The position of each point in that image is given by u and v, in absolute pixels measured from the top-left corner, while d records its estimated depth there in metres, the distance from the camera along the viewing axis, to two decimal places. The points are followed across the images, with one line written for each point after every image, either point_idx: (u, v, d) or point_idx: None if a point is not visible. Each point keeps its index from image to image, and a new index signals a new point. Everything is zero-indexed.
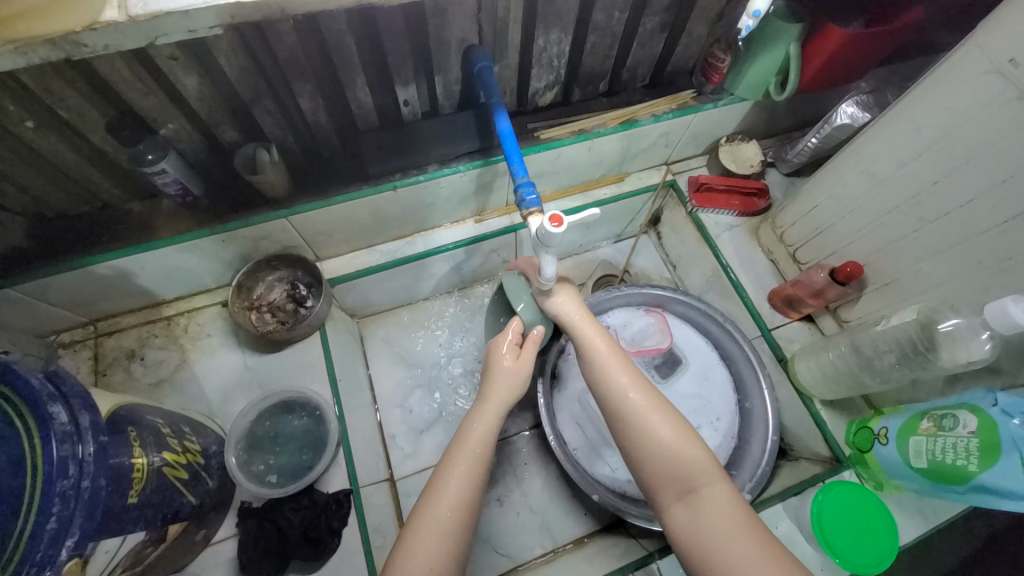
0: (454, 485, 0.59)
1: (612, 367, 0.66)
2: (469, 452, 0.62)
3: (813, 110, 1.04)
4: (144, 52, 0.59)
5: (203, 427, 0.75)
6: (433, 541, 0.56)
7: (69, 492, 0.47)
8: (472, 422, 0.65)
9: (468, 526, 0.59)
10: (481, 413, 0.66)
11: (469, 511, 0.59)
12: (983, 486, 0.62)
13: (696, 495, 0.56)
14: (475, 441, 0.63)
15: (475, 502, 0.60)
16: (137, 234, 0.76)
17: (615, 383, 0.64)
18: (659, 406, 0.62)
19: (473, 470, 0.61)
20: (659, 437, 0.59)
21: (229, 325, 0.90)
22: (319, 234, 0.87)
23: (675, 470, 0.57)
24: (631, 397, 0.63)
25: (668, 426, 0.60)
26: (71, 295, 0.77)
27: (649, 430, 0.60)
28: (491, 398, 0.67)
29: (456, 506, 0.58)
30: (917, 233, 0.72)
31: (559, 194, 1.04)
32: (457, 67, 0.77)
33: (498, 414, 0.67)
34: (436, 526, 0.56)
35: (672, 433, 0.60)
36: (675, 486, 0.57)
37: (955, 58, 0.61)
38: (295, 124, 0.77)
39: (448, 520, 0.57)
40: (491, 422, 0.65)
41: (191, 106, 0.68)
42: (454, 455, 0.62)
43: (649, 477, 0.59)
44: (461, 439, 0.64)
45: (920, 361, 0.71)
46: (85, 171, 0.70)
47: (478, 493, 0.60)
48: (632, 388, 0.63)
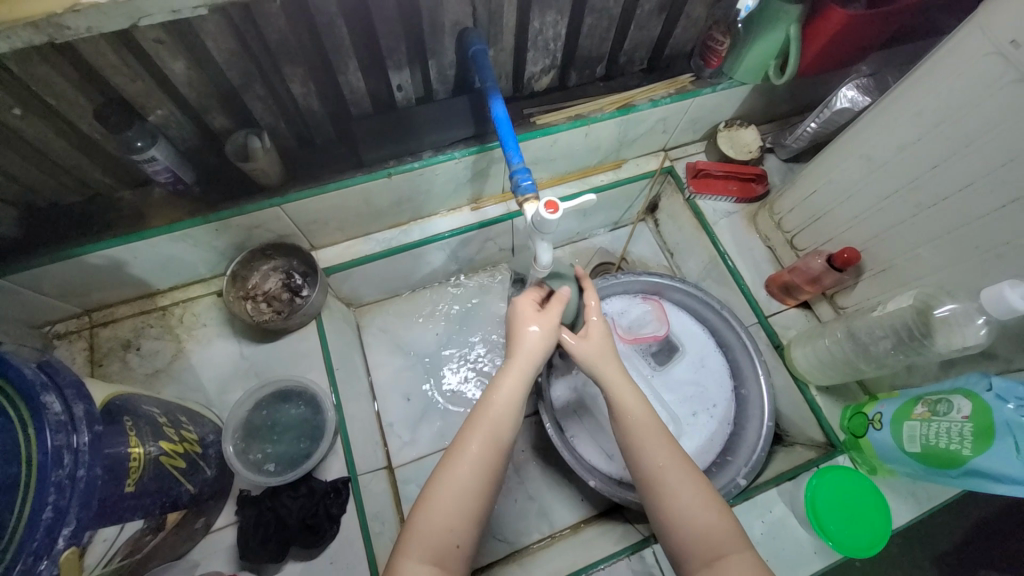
0: (477, 445, 0.59)
1: (644, 425, 0.65)
2: (492, 413, 0.61)
3: (813, 94, 1.03)
4: (129, 36, 0.58)
5: (200, 416, 0.74)
6: (450, 502, 0.56)
7: (64, 481, 0.47)
8: (498, 382, 0.63)
9: (489, 486, 0.58)
10: (507, 373, 0.64)
11: (491, 473, 0.59)
12: (976, 470, 0.63)
13: (723, 563, 0.55)
14: (500, 402, 0.62)
15: (497, 463, 0.59)
16: (128, 223, 0.75)
17: (645, 442, 0.63)
18: (691, 474, 0.61)
19: (495, 433, 0.60)
20: (689, 509, 0.59)
21: (225, 314, 0.90)
22: (314, 223, 0.86)
23: (703, 538, 0.57)
24: (662, 462, 0.62)
25: (699, 496, 0.59)
26: (64, 285, 0.76)
27: (680, 498, 0.59)
28: (517, 361, 0.65)
29: (479, 467, 0.58)
30: (915, 219, 0.72)
31: (556, 180, 1.03)
32: (451, 51, 0.76)
33: (523, 376, 0.64)
34: (456, 485, 0.56)
35: (703, 503, 0.59)
36: (703, 554, 0.56)
37: (958, 40, 0.60)
38: (287, 110, 0.76)
39: (468, 478, 0.57)
40: (517, 382, 0.63)
41: (180, 92, 0.66)
42: (478, 416, 0.61)
43: (676, 539, 0.58)
44: (485, 400, 0.62)
45: (916, 346, 0.71)
46: (74, 160, 0.69)
47: (500, 457, 0.60)
48: (663, 453, 0.63)
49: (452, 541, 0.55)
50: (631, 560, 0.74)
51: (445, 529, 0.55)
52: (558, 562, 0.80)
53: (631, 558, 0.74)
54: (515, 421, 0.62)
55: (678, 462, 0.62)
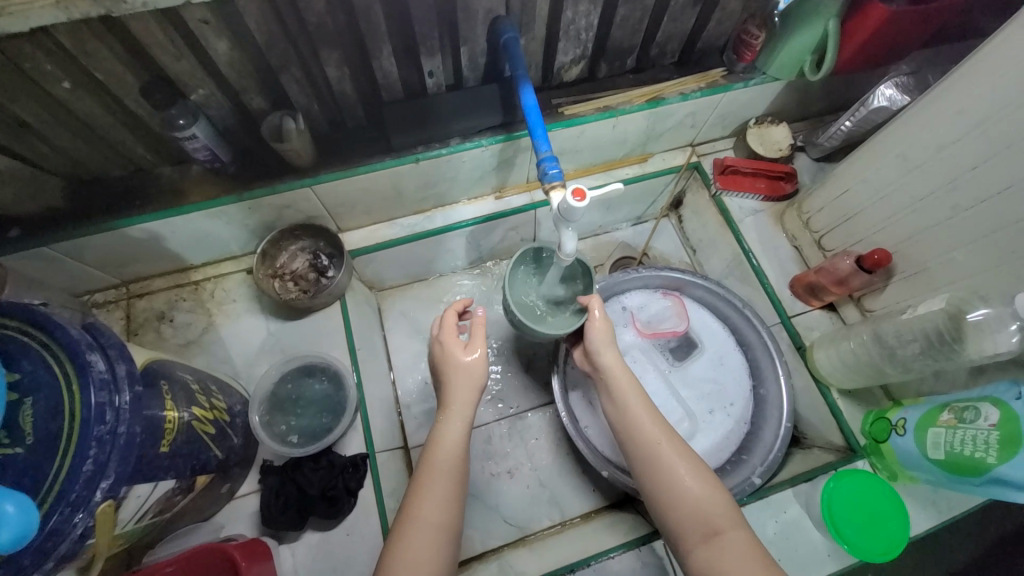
0: (437, 489, 0.61)
1: (639, 406, 0.69)
2: (444, 459, 0.64)
3: (849, 92, 1.00)
4: (177, 15, 0.60)
5: (228, 387, 0.77)
6: (427, 539, 0.58)
7: (105, 436, 0.50)
8: (442, 428, 0.66)
9: (453, 524, 0.61)
10: (449, 420, 0.67)
11: (452, 514, 0.61)
12: (1001, 479, 0.61)
13: (717, 538, 0.59)
14: (449, 446, 0.65)
15: (456, 505, 0.62)
16: (167, 198, 0.78)
17: (640, 424, 0.68)
18: (683, 453, 0.65)
19: (451, 476, 0.63)
20: (681, 486, 0.63)
21: (254, 292, 0.93)
22: (342, 205, 0.88)
23: (695, 513, 0.61)
24: (658, 442, 0.66)
25: (693, 475, 0.63)
26: (105, 256, 0.80)
27: (673, 474, 0.63)
28: (454, 405, 0.67)
29: (439, 515, 0.60)
30: (951, 220, 0.70)
31: (580, 172, 1.03)
32: (483, 38, 0.76)
33: (465, 417, 0.67)
34: (424, 527, 0.59)
35: (696, 480, 0.63)
36: (700, 530, 0.60)
37: (1003, 36, 0.58)
38: (321, 94, 0.77)
39: (434, 520, 0.60)
40: (460, 426, 0.66)
41: (221, 72, 0.68)
42: (432, 462, 0.64)
43: (671, 515, 0.62)
44: (433, 446, 0.65)
45: (946, 351, 0.69)
46: (119, 136, 0.72)
47: (459, 496, 0.63)
48: (657, 433, 0.67)
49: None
50: (642, 551, 0.75)
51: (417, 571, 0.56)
52: (568, 549, 0.81)
53: (641, 550, 0.75)
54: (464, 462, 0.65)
55: (671, 441, 0.66)
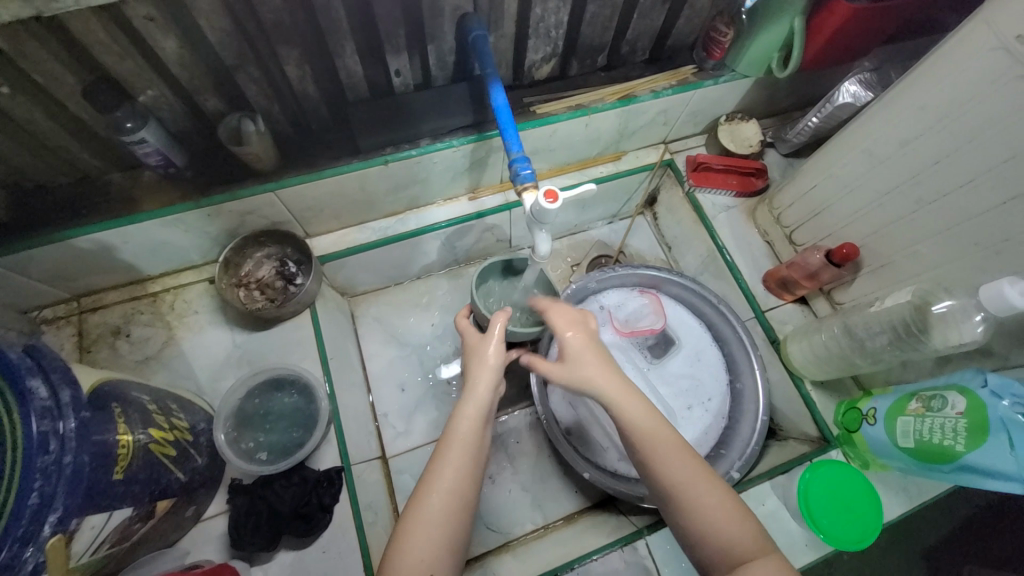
0: (448, 479, 0.57)
1: (651, 428, 0.59)
2: (459, 446, 0.59)
3: (815, 88, 1.02)
4: (119, 12, 0.56)
5: (191, 404, 0.73)
6: (429, 537, 0.54)
7: (51, 467, 0.46)
8: (460, 413, 0.61)
9: (463, 517, 0.56)
10: (470, 400, 0.62)
11: (463, 505, 0.57)
12: (968, 465, 0.63)
13: (742, 568, 0.51)
14: (465, 434, 0.60)
15: (468, 496, 0.57)
16: (118, 207, 0.73)
17: (652, 445, 0.58)
18: (702, 476, 0.57)
19: (464, 466, 0.58)
20: (704, 514, 0.55)
21: (218, 302, 0.89)
22: (308, 210, 0.85)
23: (718, 539, 0.53)
24: (675, 469, 0.57)
25: (711, 497, 0.55)
26: (52, 270, 0.75)
27: (691, 501, 0.55)
28: (477, 388, 0.63)
29: (449, 501, 0.56)
30: (915, 214, 0.72)
31: (555, 171, 1.02)
32: (451, 36, 0.74)
33: (488, 404, 0.63)
34: (429, 522, 0.54)
35: (716, 504, 0.55)
36: (725, 560, 0.52)
37: (962, 34, 0.59)
38: (282, 94, 0.74)
39: (442, 513, 0.55)
40: (480, 409, 0.62)
41: (171, 72, 0.64)
42: (446, 449, 0.59)
43: (694, 545, 0.55)
44: (452, 431, 0.60)
45: (912, 342, 0.71)
46: (62, 141, 0.68)
47: (471, 486, 0.58)
48: (672, 456, 0.58)
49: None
50: (625, 552, 0.74)
51: (420, 568, 0.52)
52: (551, 554, 0.80)
53: (625, 549, 0.74)
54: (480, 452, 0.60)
55: (686, 461, 0.58)
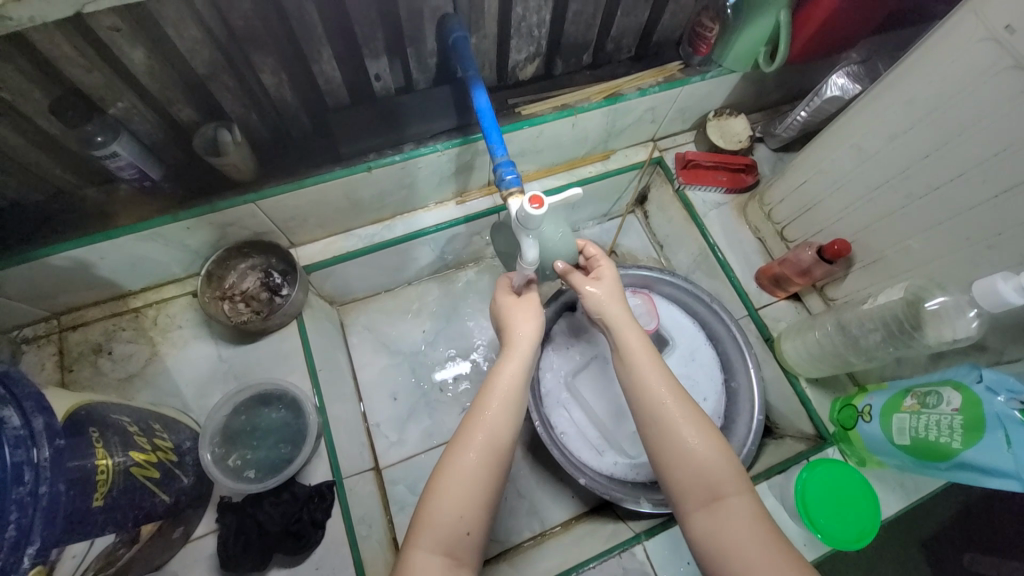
0: (483, 433, 0.59)
1: (649, 374, 0.64)
2: (496, 401, 0.61)
3: (803, 82, 1.01)
4: (83, 23, 0.54)
5: (176, 423, 0.72)
6: (461, 488, 0.55)
7: (25, 499, 0.45)
8: (500, 370, 0.64)
9: (500, 470, 0.58)
10: (510, 360, 0.65)
11: (501, 459, 0.58)
12: (965, 462, 0.62)
13: (721, 503, 0.55)
14: (504, 388, 0.62)
15: (505, 452, 0.59)
16: (93, 223, 0.71)
17: (647, 388, 0.63)
18: (696, 419, 0.60)
19: (499, 417, 0.60)
20: (692, 454, 0.58)
21: (202, 316, 0.87)
22: (292, 220, 0.83)
23: (706, 478, 0.56)
24: (668, 410, 0.61)
25: (701, 439, 0.59)
26: (28, 289, 0.73)
27: (678, 438, 0.59)
28: (517, 347, 0.66)
29: (485, 454, 0.58)
30: (906, 209, 0.71)
31: (543, 172, 1.01)
32: (431, 38, 0.72)
33: (526, 363, 0.66)
34: (461, 474, 0.56)
35: (711, 450, 0.58)
36: (700, 495, 0.56)
37: (949, 26, 0.58)
38: (259, 103, 0.72)
39: (477, 465, 0.57)
40: (519, 371, 0.64)
41: (142, 83, 0.63)
42: (483, 402, 0.61)
43: (677, 481, 0.58)
44: (490, 385, 0.63)
45: (906, 338, 0.70)
46: (32, 157, 0.66)
47: (507, 443, 0.60)
48: (669, 399, 0.61)
49: (464, 529, 0.54)
50: (623, 558, 0.73)
51: (455, 517, 0.54)
52: (549, 561, 0.79)
53: (622, 556, 0.73)
54: (519, 406, 0.63)
55: (682, 405, 0.61)
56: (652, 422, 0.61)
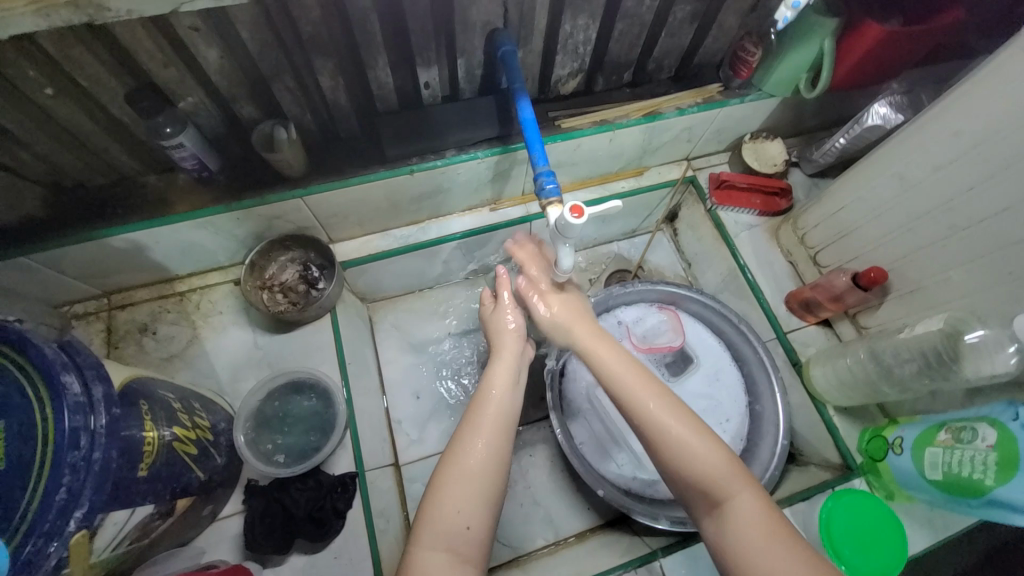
0: (483, 432, 0.60)
1: (632, 379, 0.63)
2: (492, 404, 0.63)
3: (843, 109, 1.01)
4: (166, 22, 0.58)
5: (213, 404, 0.75)
6: (461, 485, 0.56)
7: (80, 463, 0.47)
8: (491, 373, 0.66)
9: (500, 469, 0.59)
10: (501, 362, 0.68)
11: (500, 455, 0.59)
12: (999, 501, 0.61)
13: (726, 505, 0.54)
14: (495, 392, 0.64)
15: (502, 446, 0.60)
16: (151, 208, 0.76)
17: (629, 386, 0.62)
18: (686, 417, 0.59)
19: (499, 416, 0.62)
20: (687, 450, 0.57)
21: (242, 304, 0.90)
22: (334, 216, 0.86)
23: (705, 481, 0.56)
24: (654, 410, 0.60)
25: (691, 431, 0.58)
26: (85, 266, 0.77)
27: (671, 436, 0.58)
28: (504, 350, 0.69)
29: (484, 454, 0.58)
30: (947, 240, 0.70)
31: (576, 185, 1.03)
32: (481, 50, 0.75)
33: (513, 365, 0.68)
34: (465, 471, 0.57)
35: (704, 444, 0.57)
36: (705, 498, 0.56)
37: (1000, 60, 0.58)
38: (314, 103, 0.76)
39: (476, 465, 0.58)
40: (508, 371, 0.66)
41: (211, 80, 0.67)
42: (478, 405, 0.63)
43: (680, 486, 0.58)
44: (481, 392, 0.65)
45: (942, 370, 0.69)
46: (103, 143, 0.70)
47: (506, 442, 0.61)
48: (654, 400, 0.60)
49: (466, 524, 0.55)
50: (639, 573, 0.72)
51: (457, 512, 0.55)
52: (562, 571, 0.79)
53: (638, 571, 0.72)
54: (514, 402, 0.65)
55: (666, 401, 0.60)
56: (642, 430, 0.60)
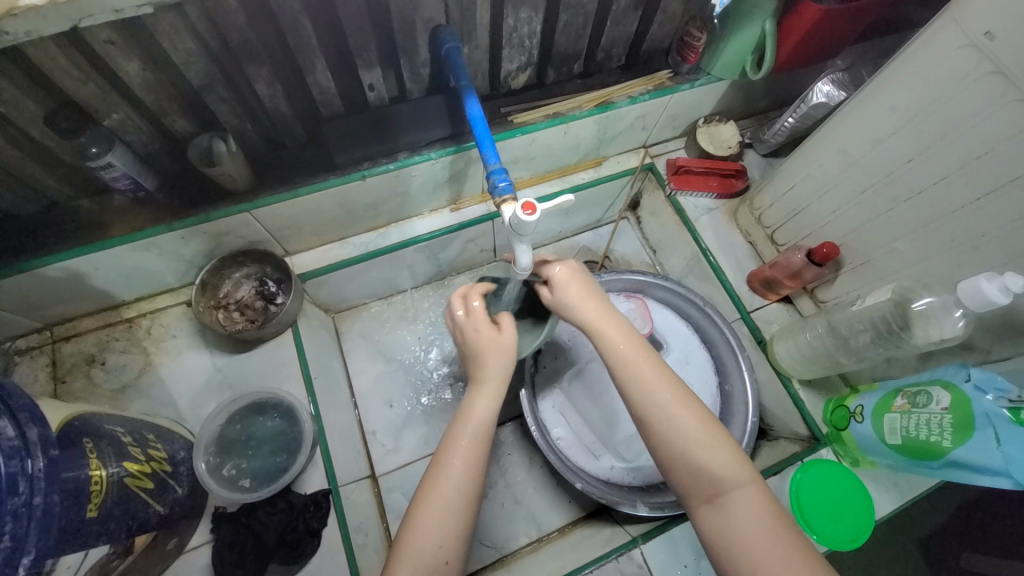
0: (459, 464, 0.58)
1: (635, 361, 0.61)
2: (468, 431, 0.60)
3: (790, 88, 1.03)
4: (79, 37, 0.54)
5: (170, 433, 0.72)
6: (437, 521, 0.55)
7: (20, 510, 0.44)
8: (472, 399, 0.62)
9: (475, 499, 0.58)
10: (481, 387, 0.63)
11: (475, 485, 0.58)
12: (956, 461, 0.63)
13: (726, 498, 0.54)
14: (476, 422, 0.60)
15: (478, 477, 0.59)
16: (87, 233, 0.72)
17: (634, 369, 0.61)
18: (696, 411, 0.59)
19: (475, 444, 0.59)
20: (691, 443, 0.57)
21: (196, 325, 0.87)
22: (286, 228, 0.83)
23: (705, 473, 0.55)
24: (659, 399, 0.59)
25: (699, 426, 0.57)
26: (20, 300, 0.72)
27: (678, 430, 0.57)
28: (490, 376, 0.63)
29: (462, 488, 0.57)
30: (891, 212, 0.72)
31: (536, 179, 1.02)
32: (424, 49, 0.73)
33: (496, 391, 0.64)
34: (438, 505, 0.56)
35: (707, 437, 0.57)
36: (705, 490, 0.55)
37: (930, 32, 0.60)
38: (254, 112, 0.73)
39: (455, 500, 0.56)
40: (490, 397, 0.62)
41: (137, 95, 0.63)
42: (455, 434, 0.60)
43: (678, 479, 0.57)
44: (462, 418, 0.61)
45: (895, 339, 0.71)
46: (27, 169, 0.66)
47: (482, 472, 0.59)
48: (661, 388, 0.59)
49: (443, 559, 0.54)
50: (620, 562, 0.73)
51: (435, 547, 0.54)
52: (547, 567, 0.79)
53: (619, 560, 0.73)
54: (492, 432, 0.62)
55: (678, 396, 0.59)
56: (646, 422, 0.59)
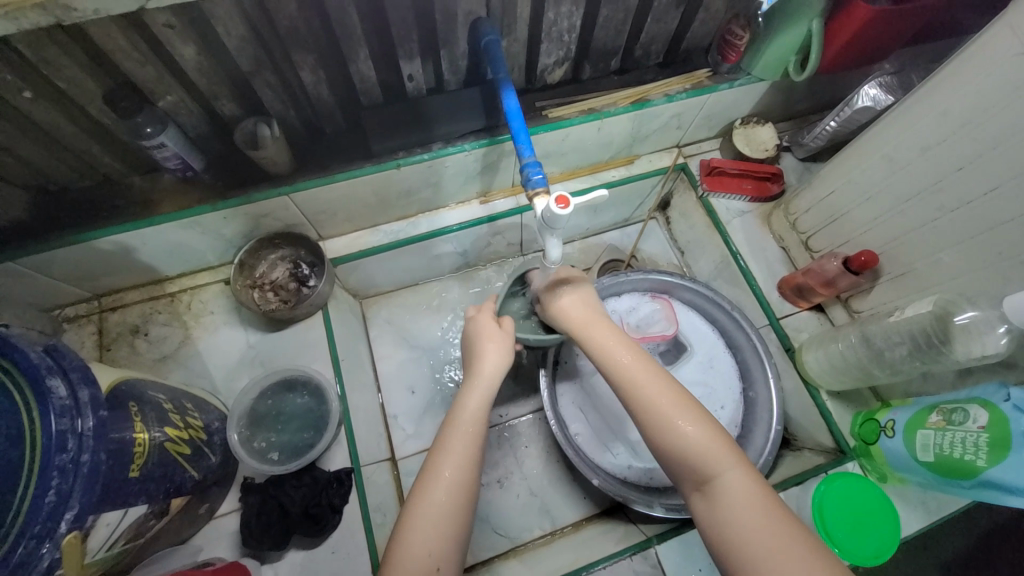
0: (450, 466, 0.57)
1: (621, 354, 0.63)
2: (460, 433, 0.59)
3: (834, 91, 1.00)
4: (140, 20, 0.57)
5: (205, 404, 0.75)
6: (430, 523, 0.54)
7: (68, 466, 0.46)
8: (462, 401, 0.62)
9: (467, 503, 0.57)
10: (473, 389, 0.63)
11: (467, 489, 0.57)
12: (991, 482, 0.61)
13: (711, 485, 0.53)
14: (466, 423, 0.60)
15: (471, 480, 0.58)
16: (137, 209, 0.75)
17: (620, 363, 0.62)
18: (675, 398, 0.58)
19: (466, 447, 0.59)
20: (673, 429, 0.56)
21: (233, 303, 0.90)
22: (321, 213, 0.86)
23: (689, 460, 0.55)
24: (645, 389, 0.59)
25: (681, 412, 0.57)
26: (73, 270, 0.77)
27: (662, 418, 0.57)
28: (481, 378, 0.64)
29: (453, 490, 0.56)
30: (937, 222, 0.70)
31: (566, 175, 1.02)
32: (464, 41, 0.74)
33: (489, 392, 0.64)
34: (431, 507, 0.55)
35: (689, 422, 0.56)
36: (693, 477, 0.55)
37: (987, 36, 0.57)
38: (297, 98, 0.75)
39: (447, 503, 0.55)
40: (482, 399, 0.62)
41: (190, 78, 0.66)
42: (447, 434, 0.60)
43: (667, 467, 0.57)
44: (453, 417, 0.61)
45: (933, 353, 0.69)
46: (85, 146, 0.69)
47: (474, 477, 0.58)
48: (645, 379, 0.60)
49: (434, 564, 0.52)
50: (634, 561, 0.73)
51: (424, 552, 0.52)
52: (559, 560, 0.80)
53: (634, 559, 0.73)
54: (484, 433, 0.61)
55: (658, 386, 0.59)
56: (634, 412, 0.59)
